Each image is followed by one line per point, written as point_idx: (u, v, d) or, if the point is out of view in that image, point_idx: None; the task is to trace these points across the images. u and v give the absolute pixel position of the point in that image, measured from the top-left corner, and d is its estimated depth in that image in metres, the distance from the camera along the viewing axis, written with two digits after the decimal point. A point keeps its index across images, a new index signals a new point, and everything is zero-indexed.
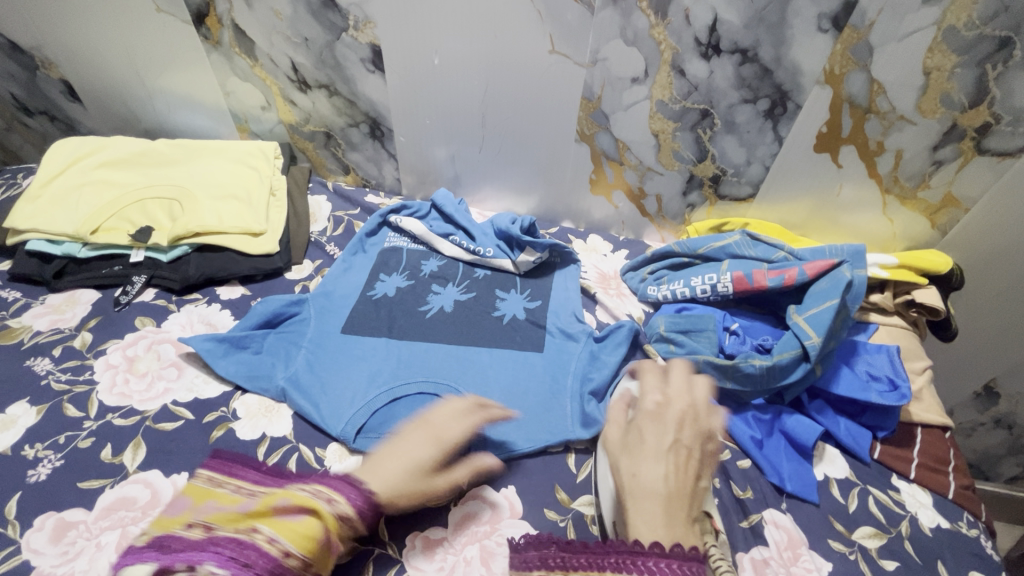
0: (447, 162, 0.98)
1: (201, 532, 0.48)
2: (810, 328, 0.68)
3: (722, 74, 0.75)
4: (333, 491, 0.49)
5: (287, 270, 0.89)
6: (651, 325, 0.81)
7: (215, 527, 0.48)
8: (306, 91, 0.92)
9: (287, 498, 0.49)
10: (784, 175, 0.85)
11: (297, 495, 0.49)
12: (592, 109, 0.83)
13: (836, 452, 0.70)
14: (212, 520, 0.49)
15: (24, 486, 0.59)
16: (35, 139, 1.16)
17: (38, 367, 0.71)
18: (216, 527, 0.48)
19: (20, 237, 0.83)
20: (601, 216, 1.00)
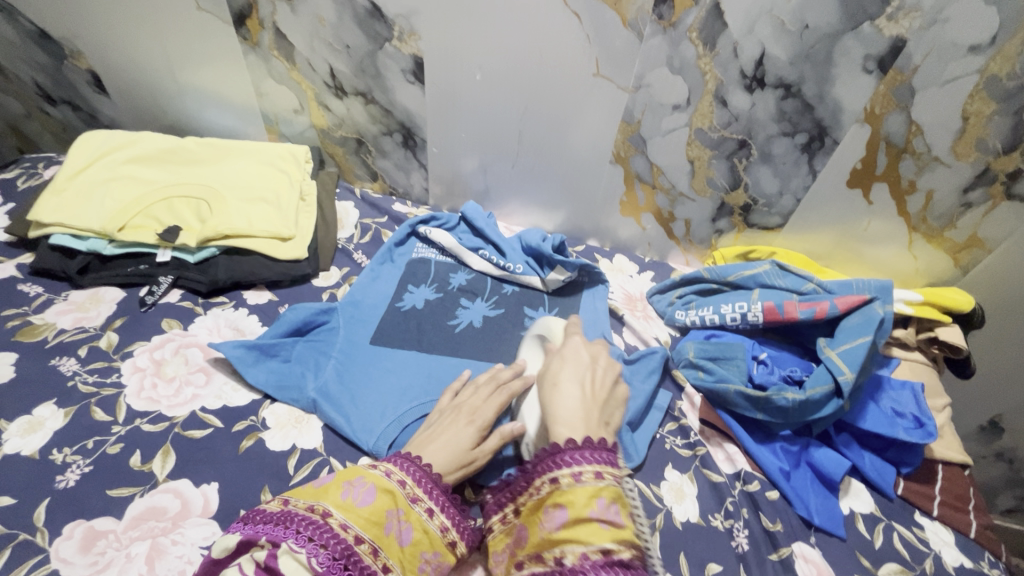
0: (477, 174, 0.97)
1: (304, 512, 0.49)
2: (844, 363, 0.70)
3: (763, 107, 0.76)
4: (438, 507, 0.53)
5: (315, 276, 0.88)
6: (679, 350, 0.81)
7: (350, 520, 0.49)
8: (342, 97, 0.92)
9: (411, 500, 0.52)
10: (815, 208, 0.86)
11: (424, 503, 0.53)
12: (630, 132, 0.84)
13: (862, 487, 0.71)
14: (349, 509, 0.49)
15: (52, 491, 0.58)
16: (54, 127, 1.14)
17: (64, 367, 0.69)
18: (352, 520, 0.49)
19: (44, 230, 0.81)
20: (627, 236, 1.01)
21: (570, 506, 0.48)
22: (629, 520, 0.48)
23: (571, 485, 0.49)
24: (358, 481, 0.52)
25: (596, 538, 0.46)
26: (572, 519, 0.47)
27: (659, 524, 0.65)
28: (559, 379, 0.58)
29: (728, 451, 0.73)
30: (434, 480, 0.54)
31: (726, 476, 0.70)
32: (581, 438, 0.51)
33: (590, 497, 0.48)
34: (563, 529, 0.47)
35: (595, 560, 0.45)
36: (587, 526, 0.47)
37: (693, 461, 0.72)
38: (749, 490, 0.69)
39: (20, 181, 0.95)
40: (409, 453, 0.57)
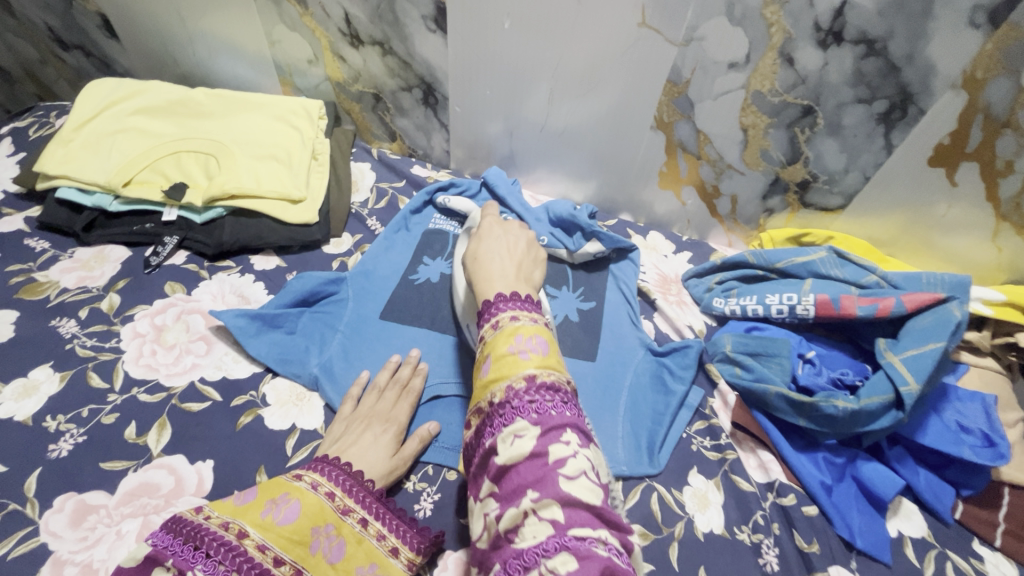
0: (502, 137, 0.89)
1: (217, 530, 0.45)
2: (909, 372, 0.61)
3: (838, 68, 0.64)
4: (371, 516, 0.52)
5: (325, 243, 0.83)
6: (715, 342, 0.73)
7: (269, 540, 0.45)
8: (358, 47, 0.84)
9: (342, 513, 0.51)
10: (886, 190, 0.74)
11: (357, 514, 0.52)
12: (676, 94, 0.74)
13: (914, 507, 0.64)
14: (269, 529, 0.46)
15: (44, 461, 0.56)
16: (70, 74, 1.09)
17: (64, 329, 0.67)
18: (271, 540, 0.46)
19: (50, 183, 0.78)
20: (663, 211, 0.91)
21: (493, 352, 0.46)
22: (556, 352, 0.45)
23: (493, 334, 0.47)
24: (282, 498, 0.49)
25: (519, 368, 0.44)
26: (496, 363, 0.45)
27: (678, 534, 0.59)
28: (480, 253, 0.58)
29: (762, 459, 0.66)
30: (365, 487, 0.54)
31: (757, 485, 0.64)
32: (509, 292, 0.51)
33: (510, 333, 0.46)
34: (491, 374, 0.45)
35: (543, 402, 0.41)
36: (510, 359, 0.44)
37: (721, 466, 0.65)
38: (782, 504, 0.62)
39: (32, 130, 0.92)
40: (336, 457, 0.55)
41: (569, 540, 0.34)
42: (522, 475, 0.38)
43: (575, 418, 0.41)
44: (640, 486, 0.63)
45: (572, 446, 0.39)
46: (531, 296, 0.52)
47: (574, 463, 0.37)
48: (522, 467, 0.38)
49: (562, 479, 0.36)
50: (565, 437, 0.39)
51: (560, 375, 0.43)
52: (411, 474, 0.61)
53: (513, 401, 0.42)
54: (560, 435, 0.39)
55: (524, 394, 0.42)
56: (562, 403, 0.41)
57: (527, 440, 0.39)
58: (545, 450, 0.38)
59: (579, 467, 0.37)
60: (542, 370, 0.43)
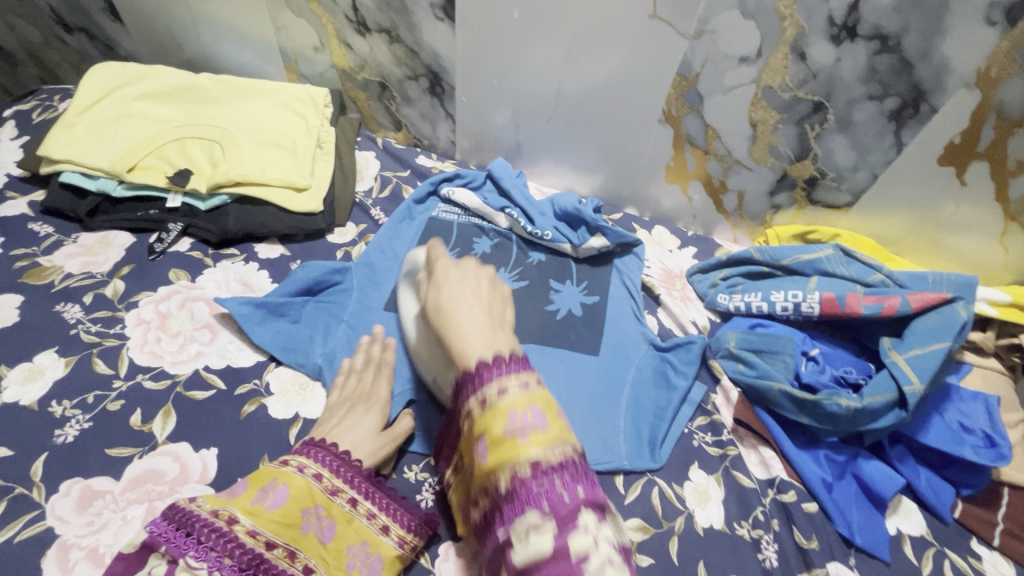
0: (508, 128, 0.89)
1: (206, 516, 0.45)
2: (912, 371, 0.61)
3: (851, 63, 0.64)
4: (361, 496, 0.53)
5: (330, 232, 0.82)
6: (719, 338, 0.73)
7: (259, 525, 0.46)
8: (365, 34, 0.83)
9: (332, 493, 0.52)
10: (894, 188, 0.74)
11: (346, 494, 0.52)
12: (685, 88, 0.73)
13: (913, 506, 0.64)
14: (258, 514, 0.47)
15: (50, 446, 0.56)
16: (73, 58, 1.09)
17: (68, 314, 0.67)
18: (262, 526, 0.46)
19: (54, 167, 0.78)
20: (669, 206, 0.91)
21: (487, 432, 0.42)
22: (556, 421, 0.41)
23: (482, 412, 0.42)
24: (269, 485, 0.49)
25: (520, 451, 0.40)
26: (493, 449, 0.41)
27: (678, 528, 0.60)
28: (443, 305, 0.50)
29: (763, 455, 0.66)
30: (353, 468, 0.54)
31: (758, 481, 0.64)
32: (490, 356, 0.45)
33: (503, 411, 0.41)
34: (490, 455, 0.41)
35: (555, 487, 0.38)
36: (508, 443, 0.40)
37: (722, 462, 0.65)
38: (783, 501, 0.62)
39: (35, 113, 0.92)
40: (322, 440, 0.55)
41: (568, 557, 0.35)
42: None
43: (590, 493, 0.39)
44: (641, 481, 0.63)
45: (593, 532, 0.37)
46: (518, 352, 0.46)
47: (598, 555, 0.35)
48: (544, 566, 0.36)
49: None
50: (583, 521, 0.37)
51: (567, 447, 0.40)
52: (411, 464, 0.62)
53: (522, 492, 0.38)
54: (577, 520, 0.37)
55: (533, 482, 0.38)
56: (576, 481, 0.39)
57: (545, 539, 0.36)
58: (566, 546, 0.36)
59: (603, 559, 0.35)
60: (546, 450, 0.39)
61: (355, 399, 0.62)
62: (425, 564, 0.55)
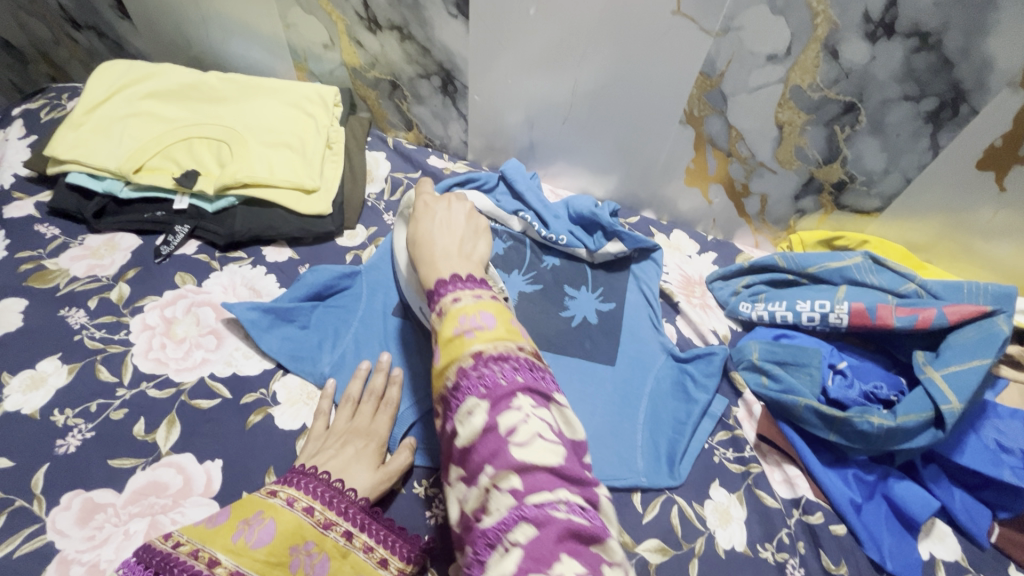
0: (522, 128, 0.86)
1: (185, 559, 0.43)
2: (950, 389, 0.58)
3: (887, 62, 0.60)
4: (357, 528, 0.51)
5: (339, 235, 0.81)
6: (741, 349, 0.70)
7: (244, 566, 0.44)
8: (376, 31, 0.81)
9: (324, 527, 0.49)
10: (928, 193, 0.70)
11: (341, 527, 0.50)
12: (708, 87, 0.70)
13: (947, 530, 0.61)
14: (242, 553, 0.45)
15: (52, 457, 0.55)
16: (83, 55, 1.07)
17: (73, 319, 0.65)
18: (246, 565, 0.44)
19: (60, 167, 0.76)
20: (687, 210, 0.88)
21: (439, 338, 0.42)
22: (506, 324, 0.41)
23: (438, 322, 0.43)
24: (255, 518, 0.47)
25: (465, 347, 0.40)
26: (444, 349, 0.41)
27: (698, 550, 0.57)
28: (419, 236, 0.52)
29: (788, 473, 0.63)
30: (348, 498, 0.52)
31: (783, 501, 0.61)
32: (457, 273, 0.46)
33: (454, 316, 0.42)
34: (443, 355, 0.41)
35: (493, 374, 0.38)
36: (457, 342, 0.40)
37: (744, 480, 0.62)
38: (809, 523, 0.59)
39: (44, 112, 0.90)
40: (314, 469, 0.53)
41: (528, 509, 0.32)
42: (480, 451, 0.35)
43: (529, 380, 0.38)
44: (659, 499, 0.61)
45: (525, 410, 0.36)
46: (477, 274, 0.47)
47: (525, 428, 0.35)
48: (479, 444, 0.36)
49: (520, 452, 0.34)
50: (516, 403, 0.36)
51: (511, 343, 0.40)
52: (422, 478, 0.60)
53: (463, 382, 0.38)
54: (510, 401, 0.36)
55: (473, 371, 0.38)
56: (517, 368, 0.38)
57: (479, 414, 0.36)
58: (495, 421, 0.36)
59: (531, 432, 0.35)
60: (491, 344, 0.39)
61: (347, 432, 0.58)
62: None
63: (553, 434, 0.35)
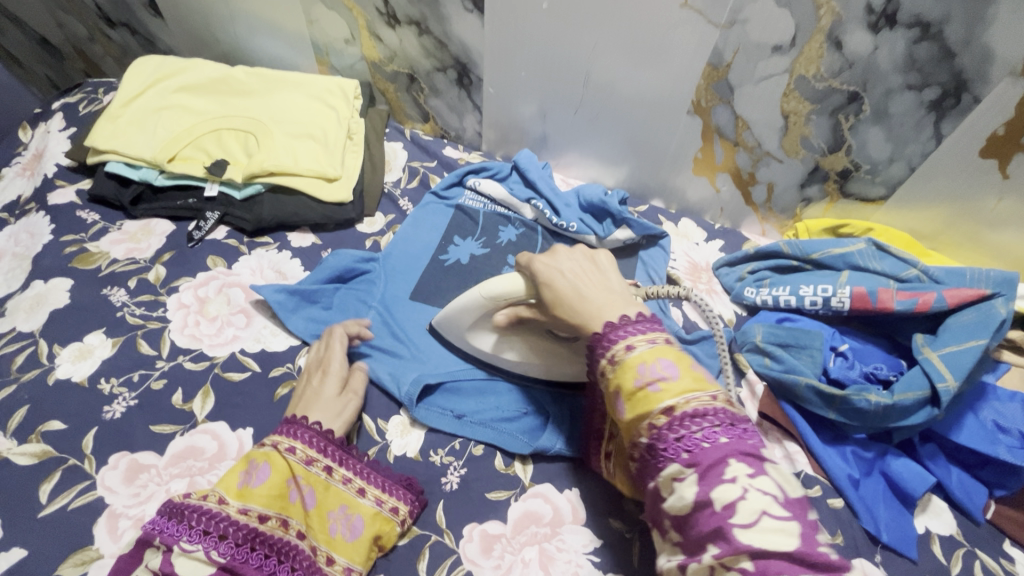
0: (535, 119, 0.89)
1: (195, 503, 0.49)
2: (946, 368, 0.60)
3: (889, 52, 0.62)
4: (336, 463, 0.56)
5: (359, 222, 0.84)
6: (745, 331, 0.73)
7: (250, 503, 0.50)
8: (395, 26, 0.84)
9: (307, 464, 0.54)
10: (931, 181, 0.72)
11: (321, 463, 0.55)
12: (716, 78, 0.72)
13: (943, 505, 0.63)
14: (243, 493, 0.50)
15: (99, 422, 0.60)
16: (115, 52, 1.13)
17: (114, 297, 0.70)
18: (249, 503, 0.50)
19: (100, 157, 0.81)
20: (696, 198, 0.90)
21: (622, 389, 0.43)
22: (690, 373, 0.42)
23: (613, 370, 0.44)
24: (250, 465, 0.52)
25: (654, 402, 0.41)
26: (630, 403, 0.42)
27: None
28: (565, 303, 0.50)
29: (788, 450, 0.66)
30: (326, 438, 0.56)
31: None
32: (623, 316, 0.46)
33: (633, 365, 0.43)
34: (628, 406, 0.43)
35: (693, 435, 0.39)
36: (645, 397, 0.42)
37: None
38: (807, 496, 0.62)
39: (82, 106, 0.96)
40: (296, 416, 0.57)
41: None
42: (700, 526, 0.37)
43: (732, 441, 0.39)
44: None
45: (741, 483, 0.37)
46: (645, 311, 0.47)
47: (747, 506, 0.36)
48: (696, 517, 0.38)
49: (741, 528, 0.36)
50: (729, 473, 0.37)
51: (703, 396, 0.41)
52: (438, 447, 0.63)
53: (662, 443, 0.40)
54: (723, 470, 0.38)
55: (670, 432, 0.40)
56: (718, 427, 0.39)
57: (688, 486, 0.39)
58: (711, 495, 0.37)
59: (755, 510, 0.36)
60: (681, 400, 0.40)
61: (313, 369, 0.64)
62: (449, 544, 0.57)
63: (779, 508, 0.36)
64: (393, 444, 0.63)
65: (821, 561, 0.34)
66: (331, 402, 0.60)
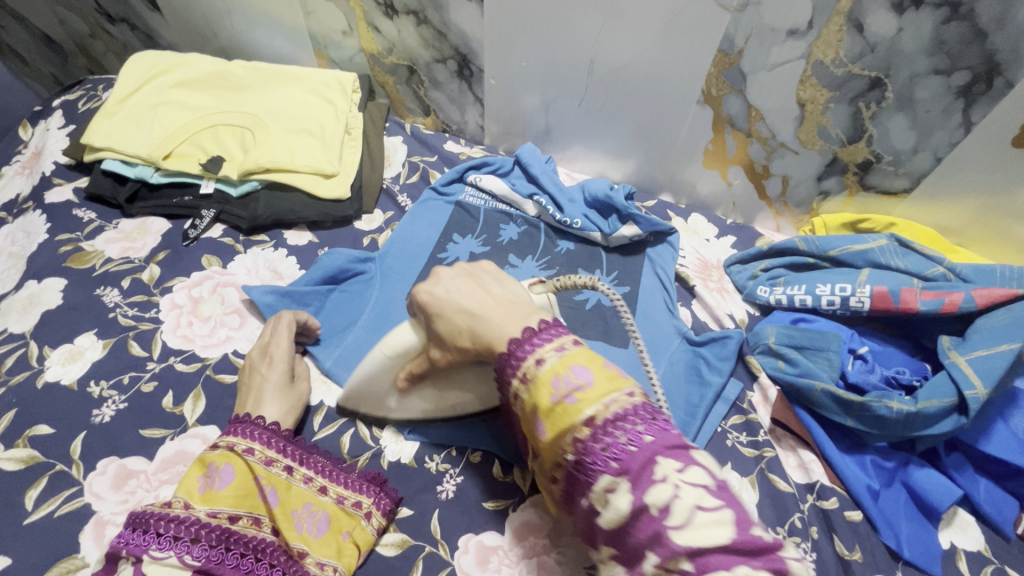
0: (539, 112, 0.86)
1: (160, 510, 0.46)
2: (975, 374, 0.57)
3: (914, 34, 0.58)
4: (297, 462, 0.54)
5: (357, 219, 0.82)
6: (757, 333, 0.69)
7: (217, 506, 0.48)
8: (392, 17, 0.82)
9: (268, 464, 0.52)
10: (959, 172, 0.67)
11: (281, 463, 0.53)
12: (727, 65, 0.68)
13: (971, 519, 0.59)
14: (209, 496, 0.48)
15: (89, 425, 0.58)
16: (117, 48, 1.12)
17: (107, 298, 0.69)
18: (218, 505, 0.48)
19: (96, 154, 0.80)
20: (707, 192, 0.86)
21: (538, 408, 0.40)
22: (604, 374, 0.39)
23: (527, 390, 0.41)
24: (212, 467, 0.50)
25: (573, 415, 0.38)
26: (548, 420, 0.39)
27: None
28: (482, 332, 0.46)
29: (803, 458, 0.62)
30: (280, 435, 0.55)
31: (797, 486, 0.60)
32: (534, 324, 0.43)
33: (545, 380, 0.40)
34: (547, 429, 0.39)
35: (617, 441, 0.36)
36: (563, 411, 0.38)
37: (757, 464, 0.62)
38: (823, 507, 0.58)
39: (81, 103, 0.95)
40: (248, 416, 0.55)
41: None
42: (638, 536, 0.34)
43: (658, 436, 0.36)
44: None
45: (672, 480, 0.34)
46: (548, 318, 0.44)
47: (680, 505, 0.33)
48: (632, 527, 0.34)
49: (676, 531, 0.33)
50: (659, 473, 0.34)
51: (619, 396, 0.38)
52: (434, 454, 0.61)
53: (588, 457, 0.37)
54: (653, 470, 0.35)
55: (595, 444, 0.37)
56: (640, 425, 0.36)
57: (622, 496, 0.35)
58: (646, 501, 0.34)
59: (688, 507, 0.33)
60: (601, 406, 0.37)
61: (257, 357, 0.61)
62: (443, 556, 0.54)
63: (712, 499, 0.34)
64: (388, 450, 0.61)
65: (756, 548, 0.32)
66: (282, 393, 0.59)
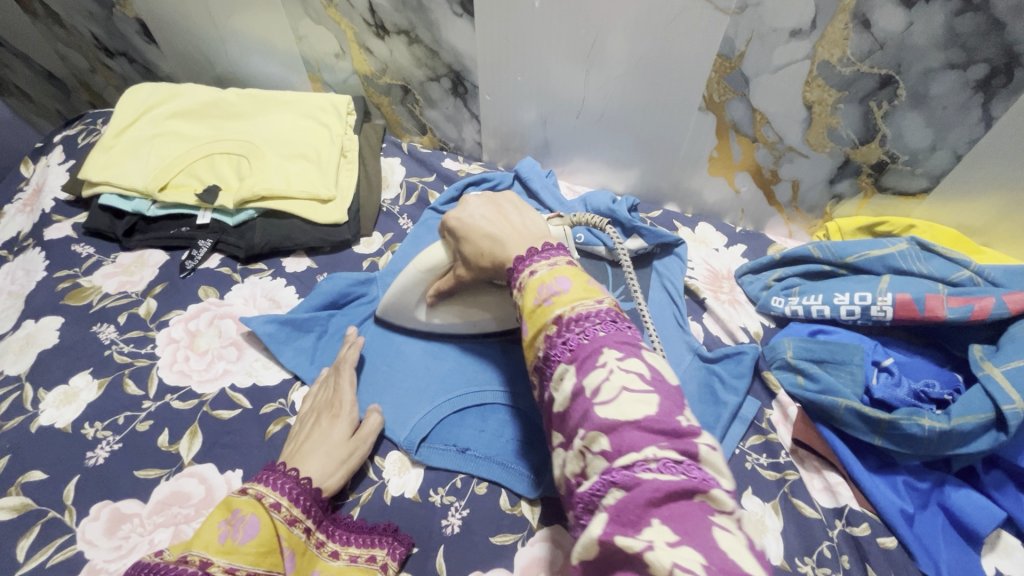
0: (536, 126, 0.84)
1: (176, 563, 0.40)
2: (1013, 388, 0.53)
3: (925, 28, 0.55)
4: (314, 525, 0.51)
5: (356, 242, 0.81)
6: (774, 347, 0.66)
7: (238, 561, 0.43)
8: (384, 37, 0.81)
9: (289, 522, 0.48)
10: (980, 170, 0.64)
11: (303, 524, 0.50)
12: (728, 70, 0.66)
13: (1016, 543, 0.54)
14: (231, 550, 0.43)
15: (83, 469, 0.57)
16: (116, 82, 1.12)
17: (104, 335, 0.68)
18: (239, 560, 0.43)
19: (93, 190, 0.80)
20: (713, 201, 0.83)
21: (522, 311, 0.40)
22: (583, 285, 0.39)
23: (519, 295, 0.41)
24: (236, 517, 0.45)
25: (547, 313, 0.38)
26: (529, 321, 0.39)
27: None
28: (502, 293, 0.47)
29: (829, 480, 0.58)
30: (310, 494, 0.52)
31: (824, 511, 0.56)
32: (539, 244, 0.44)
33: (533, 286, 0.40)
34: (528, 329, 0.39)
35: (578, 334, 0.36)
36: (540, 311, 0.38)
37: (780, 488, 0.58)
38: (853, 534, 0.55)
39: (81, 138, 0.95)
40: (283, 466, 0.52)
41: (617, 473, 0.29)
42: (574, 417, 0.34)
43: (614, 334, 0.35)
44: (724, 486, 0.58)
45: (610, 366, 0.33)
46: (554, 241, 0.45)
47: (609, 385, 0.32)
48: (571, 409, 0.34)
49: (602, 407, 0.32)
50: (601, 359, 0.34)
51: (594, 301, 0.37)
52: (438, 486, 0.58)
53: (552, 351, 0.36)
54: (596, 358, 0.34)
55: (561, 338, 0.36)
56: (599, 325, 0.36)
57: (568, 380, 0.35)
58: (583, 384, 0.33)
59: (616, 387, 0.32)
60: (572, 306, 0.37)
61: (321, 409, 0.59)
62: None
63: (643, 383, 0.32)
64: (390, 484, 0.59)
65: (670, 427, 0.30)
66: (336, 452, 0.56)
